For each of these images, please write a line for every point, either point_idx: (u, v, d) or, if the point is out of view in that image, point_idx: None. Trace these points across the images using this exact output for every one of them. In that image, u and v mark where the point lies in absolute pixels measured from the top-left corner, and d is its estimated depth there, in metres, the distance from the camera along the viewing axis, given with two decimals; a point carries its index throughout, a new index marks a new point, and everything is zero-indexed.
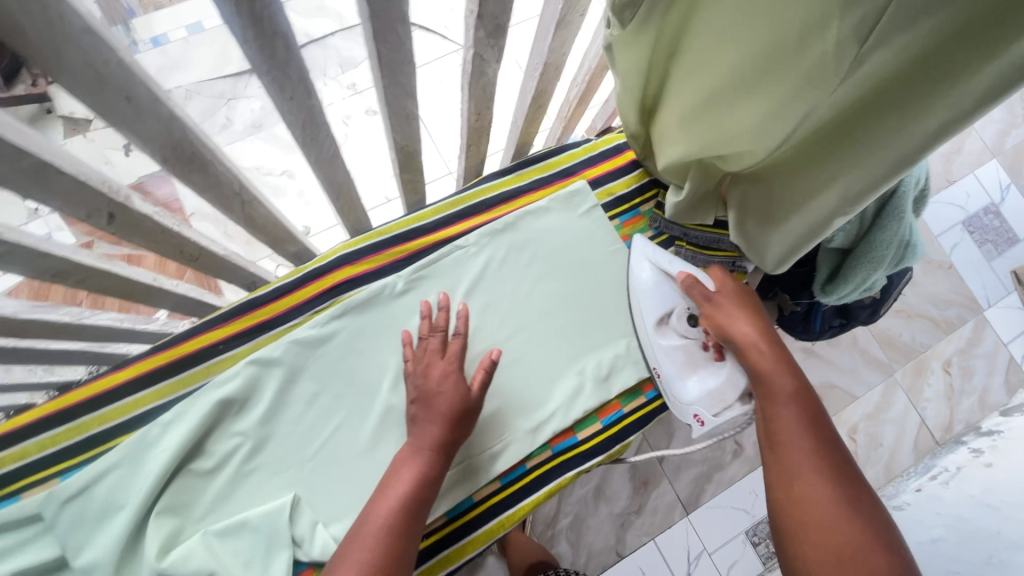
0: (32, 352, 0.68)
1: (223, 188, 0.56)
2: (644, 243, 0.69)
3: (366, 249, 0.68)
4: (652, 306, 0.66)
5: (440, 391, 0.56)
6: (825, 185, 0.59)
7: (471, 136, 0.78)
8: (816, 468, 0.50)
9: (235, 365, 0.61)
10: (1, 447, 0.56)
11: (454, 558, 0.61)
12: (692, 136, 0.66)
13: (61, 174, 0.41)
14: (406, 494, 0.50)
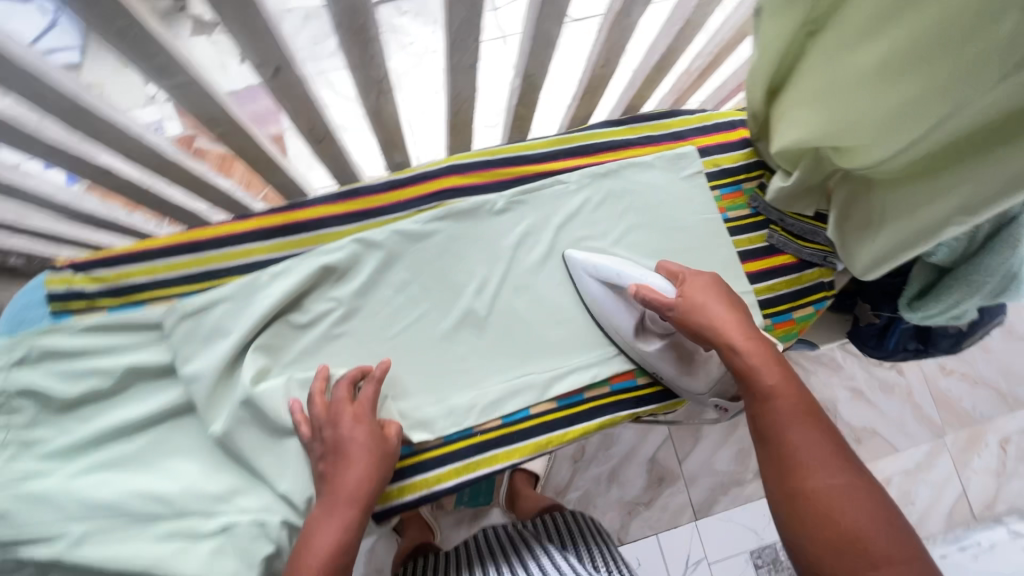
0: (159, 196, 0.75)
1: (371, 70, 0.60)
2: (584, 257, 0.67)
3: (476, 164, 0.71)
4: (622, 319, 0.64)
5: (352, 441, 0.55)
6: (943, 197, 0.58)
7: (592, 82, 0.79)
8: (815, 444, 0.50)
9: (343, 239, 0.66)
10: (134, 261, 0.62)
11: (459, 474, 0.62)
12: (809, 125, 0.65)
13: (259, 11, 0.46)
14: (342, 536, 0.52)
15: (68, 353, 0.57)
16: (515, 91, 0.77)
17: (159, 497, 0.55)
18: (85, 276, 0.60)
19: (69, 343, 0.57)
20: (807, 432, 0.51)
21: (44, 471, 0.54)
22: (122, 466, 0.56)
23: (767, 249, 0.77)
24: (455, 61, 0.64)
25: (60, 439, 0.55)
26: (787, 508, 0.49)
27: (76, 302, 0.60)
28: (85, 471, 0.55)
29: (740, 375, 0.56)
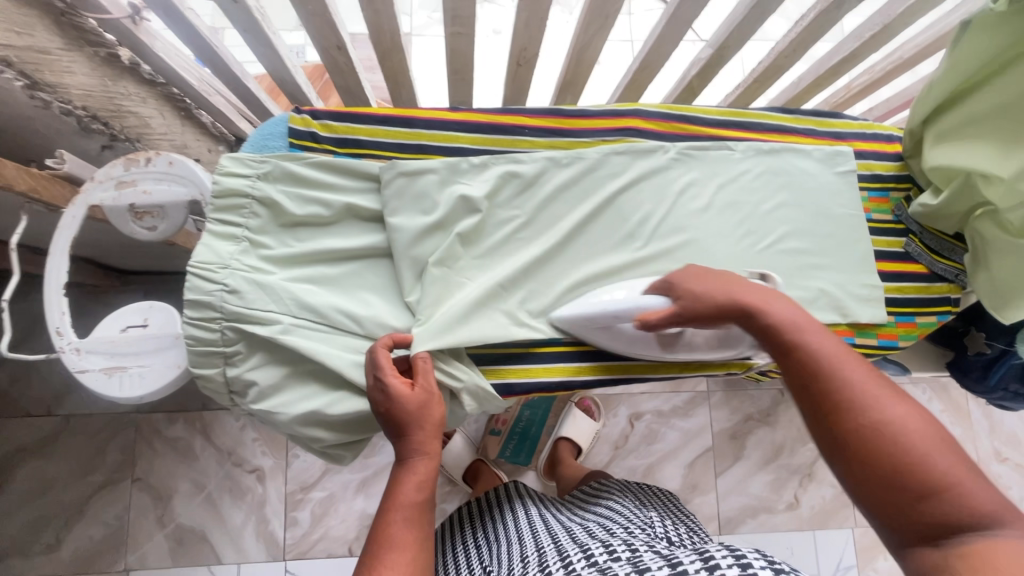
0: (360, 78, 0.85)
1: (607, 3, 0.68)
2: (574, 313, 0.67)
3: (657, 113, 0.78)
4: (642, 345, 0.68)
5: (392, 408, 0.57)
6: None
7: (768, 69, 0.86)
8: (858, 379, 0.49)
9: (535, 148, 0.73)
10: (358, 121, 0.70)
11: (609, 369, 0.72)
12: (973, 147, 0.70)
13: None
14: (414, 491, 0.56)
15: (298, 179, 0.65)
16: (700, 61, 0.84)
17: (351, 318, 0.62)
18: (320, 124, 0.69)
19: (302, 169, 0.65)
20: (842, 375, 0.49)
21: (265, 271, 0.62)
22: (323, 286, 0.64)
23: (901, 255, 0.81)
24: (674, 14, 0.72)
25: (278, 249, 0.64)
26: (833, 451, 0.48)
27: (308, 142, 0.69)
28: (294, 279, 0.63)
29: (767, 332, 0.56)
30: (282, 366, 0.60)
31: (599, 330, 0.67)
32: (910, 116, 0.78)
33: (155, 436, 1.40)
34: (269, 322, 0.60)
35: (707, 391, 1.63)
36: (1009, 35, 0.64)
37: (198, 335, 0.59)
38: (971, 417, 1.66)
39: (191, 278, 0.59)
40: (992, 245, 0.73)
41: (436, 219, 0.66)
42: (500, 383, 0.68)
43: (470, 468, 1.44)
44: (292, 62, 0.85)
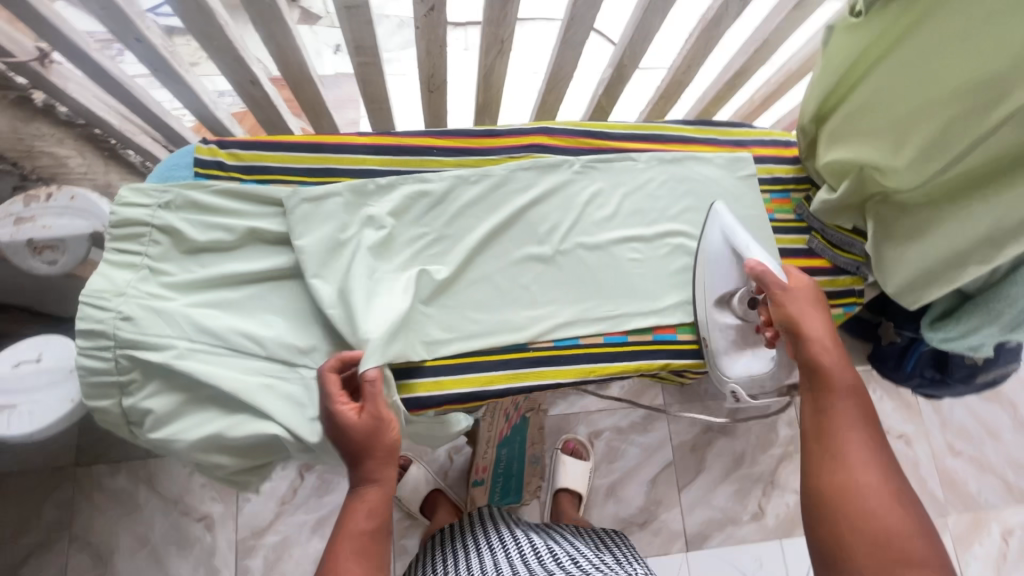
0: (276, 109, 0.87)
1: (500, 29, 0.72)
2: (723, 214, 0.75)
3: (562, 130, 0.82)
4: (718, 284, 0.74)
5: (352, 432, 0.58)
6: (951, 210, 0.70)
7: (670, 86, 0.92)
8: (873, 447, 0.60)
9: (442, 168, 0.75)
10: (265, 148, 0.72)
11: (498, 381, 0.69)
12: (858, 142, 0.76)
13: None
14: (363, 521, 0.56)
15: (199, 208, 0.66)
16: (604, 81, 0.89)
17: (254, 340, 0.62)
18: (227, 153, 0.71)
19: (204, 197, 0.66)
20: (867, 442, 0.60)
21: (163, 297, 0.62)
22: (227, 311, 0.64)
23: (805, 252, 0.86)
24: (567, 36, 0.77)
25: (179, 275, 0.64)
26: (831, 491, 0.57)
27: (214, 170, 0.70)
28: (195, 305, 0.63)
29: (814, 375, 0.66)
30: (180, 392, 0.60)
31: (717, 259, 0.74)
32: (800, 116, 0.84)
33: (95, 489, 1.25)
34: (166, 348, 0.59)
35: (665, 405, 1.63)
36: (864, 40, 0.69)
37: (91, 365, 0.59)
38: (922, 413, 1.69)
39: (88, 309, 0.59)
40: (891, 231, 0.79)
41: (339, 238, 0.67)
42: (411, 399, 0.67)
43: (427, 499, 1.41)
44: (210, 98, 0.87)
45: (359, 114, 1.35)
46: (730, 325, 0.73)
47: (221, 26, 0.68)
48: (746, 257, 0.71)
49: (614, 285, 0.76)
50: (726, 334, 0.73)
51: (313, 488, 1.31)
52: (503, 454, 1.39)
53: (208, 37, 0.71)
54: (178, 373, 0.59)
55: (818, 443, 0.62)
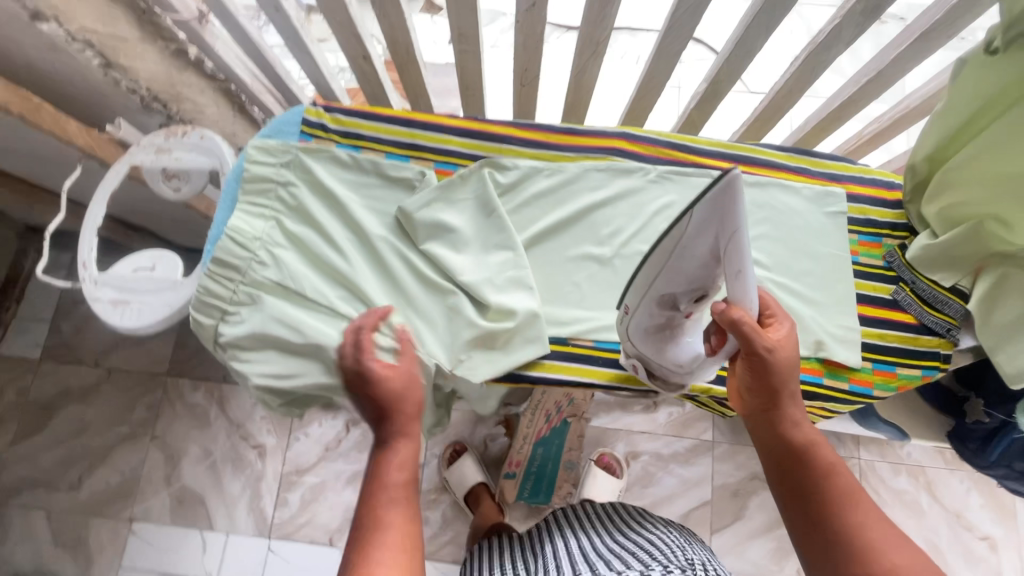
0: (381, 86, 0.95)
1: (597, 30, 0.74)
2: (724, 196, 0.46)
3: (646, 138, 0.82)
4: (674, 282, 0.55)
5: (385, 387, 0.58)
6: None
7: (767, 109, 0.88)
8: (867, 521, 0.52)
9: (519, 157, 0.78)
10: (364, 117, 0.79)
11: (538, 368, 0.71)
12: (984, 190, 0.70)
13: None
14: (400, 468, 0.53)
15: (319, 173, 0.73)
16: (697, 95, 0.87)
17: (348, 299, 0.69)
18: (330, 117, 0.78)
19: (325, 168, 0.74)
20: (856, 516, 0.52)
21: (281, 245, 0.70)
22: (318, 260, 0.71)
23: (889, 302, 0.78)
24: (663, 45, 0.76)
25: (296, 226, 0.71)
26: None
27: (317, 131, 0.78)
28: (304, 257, 0.71)
29: (780, 443, 0.58)
30: (276, 328, 0.66)
31: (685, 255, 0.52)
32: (912, 154, 0.77)
33: (178, 399, 1.40)
34: (278, 290, 0.68)
35: (712, 441, 1.55)
36: (1011, 74, 0.63)
37: (212, 288, 0.67)
38: (1018, 519, 1.47)
39: (225, 243, 0.68)
40: (1020, 291, 0.71)
41: (436, 218, 0.73)
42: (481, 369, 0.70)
43: (472, 491, 1.43)
44: (328, 68, 0.96)
45: None
46: (658, 313, 0.59)
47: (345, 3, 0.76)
48: (735, 294, 0.53)
49: None
50: (650, 321, 0.60)
51: (355, 442, 1.39)
52: (538, 453, 1.41)
53: (332, 12, 0.79)
54: (279, 312, 0.66)
55: (802, 533, 0.55)
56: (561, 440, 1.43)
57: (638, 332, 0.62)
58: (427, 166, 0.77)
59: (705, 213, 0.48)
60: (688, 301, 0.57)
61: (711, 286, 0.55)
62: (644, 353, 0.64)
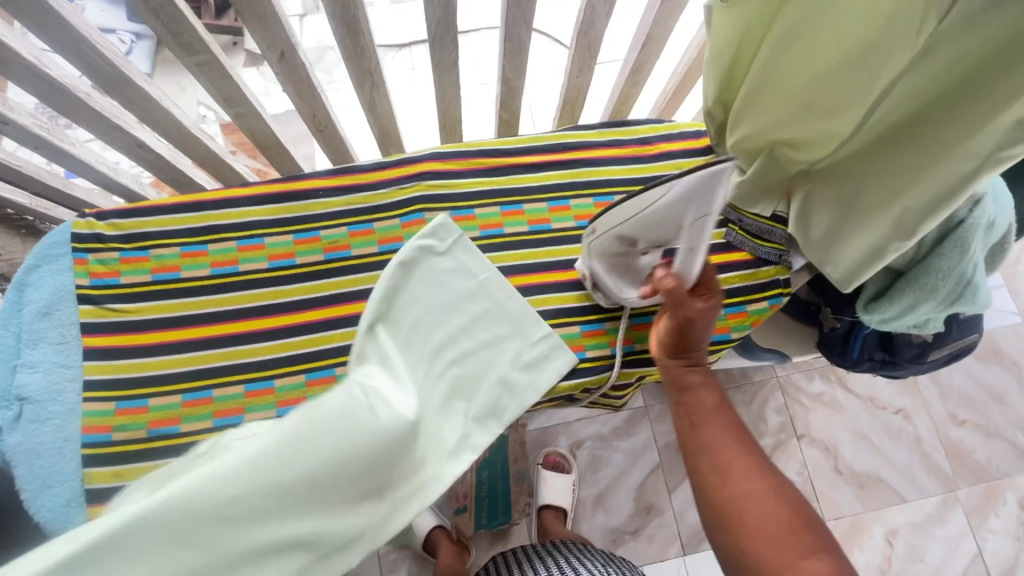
0: (174, 169, 0.87)
1: (363, 61, 0.70)
2: (714, 178, 0.53)
3: (457, 153, 0.80)
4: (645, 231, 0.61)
5: None
6: (887, 169, 0.66)
7: (570, 93, 0.90)
8: (726, 448, 0.55)
9: (330, 209, 0.74)
10: (147, 214, 0.70)
11: None
12: (772, 112, 0.73)
13: (271, 11, 0.58)
14: None
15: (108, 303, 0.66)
16: (499, 96, 0.86)
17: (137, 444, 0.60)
18: (106, 224, 0.69)
19: (111, 296, 0.67)
20: (720, 432, 0.56)
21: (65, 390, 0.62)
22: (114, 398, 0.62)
23: (725, 245, 0.81)
24: (438, 63, 0.74)
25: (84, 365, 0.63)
26: (714, 523, 0.52)
27: (93, 244, 0.68)
28: (115, 386, 0.63)
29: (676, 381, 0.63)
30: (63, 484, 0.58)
31: (664, 220, 0.58)
32: (703, 103, 0.81)
33: None
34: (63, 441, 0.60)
35: (645, 406, 1.58)
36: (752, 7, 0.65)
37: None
38: (919, 385, 1.62)
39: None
40: (829, 198, 0.75)
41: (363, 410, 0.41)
42: None
43: (427, 538, 1.33)
44: (109, 165, 0.87)
45: (307, 152, 1.36)
46: (620, 248, 0.65)
47: (80, 99, 0.68)
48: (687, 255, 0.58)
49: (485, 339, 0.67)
50: (610, 251, 0.66)
51: None
52: (483, 478, 1.42)
53: (73, 110, 0.70)
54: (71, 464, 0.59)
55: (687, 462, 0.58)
56: (504, 454, 1.45)
57: (598, 253, 0.67)
58: (230, 246, 0.70)
59: (689, 185, 0.54)
60: (649, 245, 0.63)
61: (675, 241, 0.60)
62: (596, 271, 0.69)
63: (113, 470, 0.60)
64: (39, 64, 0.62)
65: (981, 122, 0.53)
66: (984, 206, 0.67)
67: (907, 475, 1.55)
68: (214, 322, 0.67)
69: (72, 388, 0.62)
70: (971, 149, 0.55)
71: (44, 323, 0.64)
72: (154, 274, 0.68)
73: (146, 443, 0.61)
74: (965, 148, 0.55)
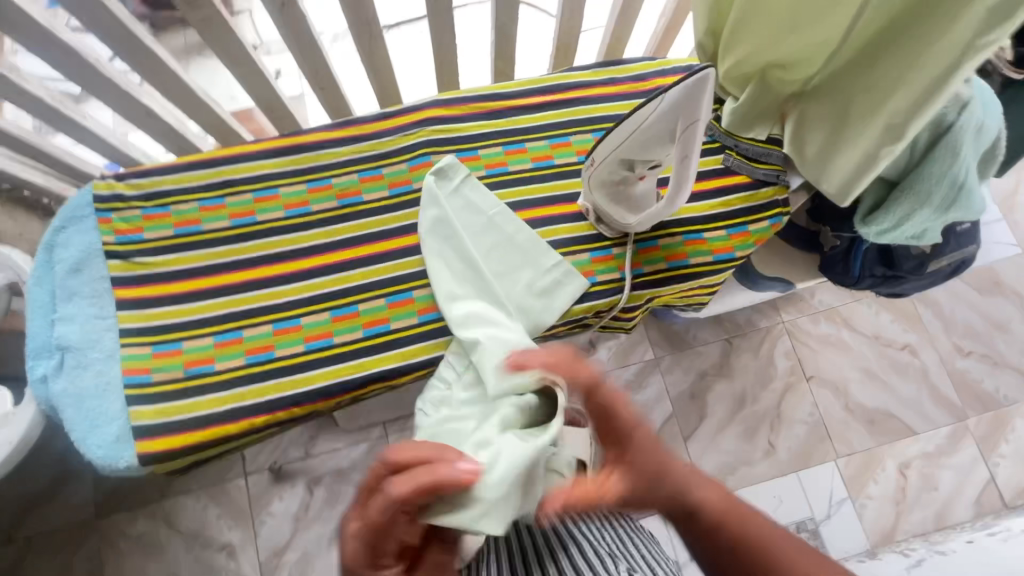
0: (181, 138, 0.89)
1: (361, 10, 0.72)
2: (699, 86, 0.53)
3: (457, 99, 0.81)
4: (640, 149, 0.62)
5: None
6: (877, 77, 0.68)
7: (563, 37, 0.91)
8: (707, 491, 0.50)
9: (337, 158, 0.76)
10: (162, 174, 0.72)
11: (419, 353, 0.69)
12: (757, 38, 0.73)
13: None
14: None
15: (133, 256, 0.69)
16: (494, 42, 0.88)
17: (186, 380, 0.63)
18: (126, 185, 0.72)
19: (137, 251, 0.69)
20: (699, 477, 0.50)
21: (100, 337, 0.65)
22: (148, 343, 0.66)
23: (722, 171, 0.82)
24: (433, 8, 0.76)
25: (116, 313, 0.66)
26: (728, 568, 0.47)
27: (115, 204, 0.71)
28: (150, 332, 0.66)
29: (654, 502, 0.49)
30: (113, 420, 0.62)
31: (657, 136, 0.59)
32: (693, 34, 0.82)
33: (119, 537, 1.26)
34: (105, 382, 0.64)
35: (655, 359, 1.60)
36: None
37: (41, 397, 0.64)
38: (923, 320, 1.64)
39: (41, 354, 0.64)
40: (821, 115, 0.77)
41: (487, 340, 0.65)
42: (366, 375, 0.67)
43: None
44: (119, 139, 0.89)
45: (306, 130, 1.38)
46: (619, 171, 0.67)
47: (92, 63, 0.70)
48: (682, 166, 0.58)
49: (498, 270, 0.72)
50: (609, 177, 0.68)
51: (324, 500, 1.31)
52: None
53: (84, 78, 0.72)
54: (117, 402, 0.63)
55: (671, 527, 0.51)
56: None
57: (597, 182, 0.70)
58: (246, 198, 0.73)
59: (671, 101, 0.54)
60: (645, 168, 0.65)
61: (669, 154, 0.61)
62: (598, 201, 0.72)
63: (156, 408, 0.63)
64: (52, 28, 0.64)
65: (965, 10, 0.56)
66: (973, 108, 0.71)
67: (916, 409, 1.58)
68: (236, 270, 0.70)
69: (109, 336, 0.65)
70: (959, 37, 0.58)
71: (76, 279, 0.67)
72: (175, 229, 0.71)
73: (183, 381, 0.64)
74: (953, 38, 0.58)
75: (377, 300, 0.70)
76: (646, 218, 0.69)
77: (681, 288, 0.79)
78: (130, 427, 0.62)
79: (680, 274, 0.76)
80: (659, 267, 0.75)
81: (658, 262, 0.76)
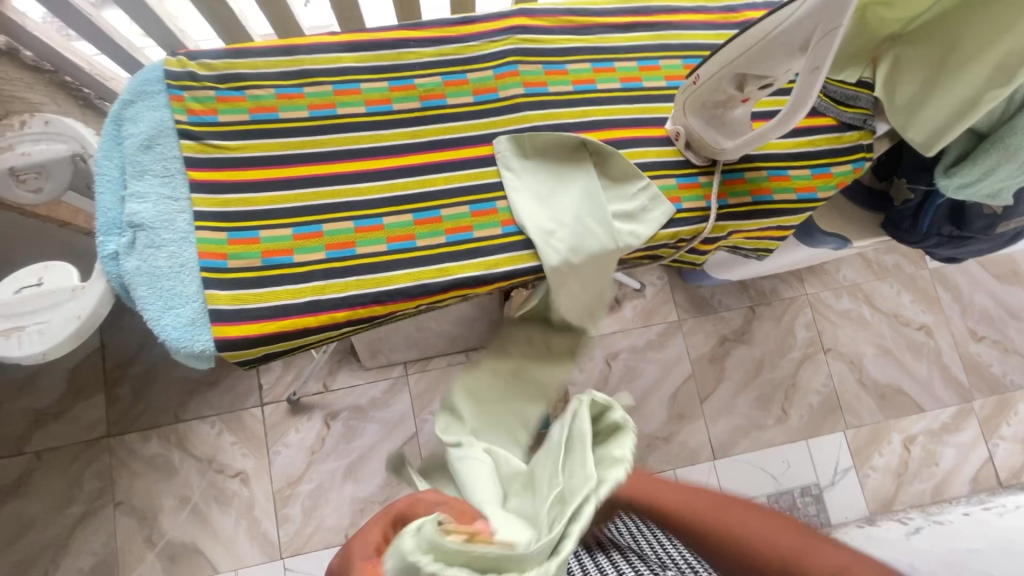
0: (239, 30, 0.83)
1: None
2: None
3: (545, 10, 0.77)
4: (757, 64, 0.59)
5: None
6: (988, 19, 0.66)
7: None
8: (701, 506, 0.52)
9: (420, 59, 0.72)
10: (236, 57, 0.68)
11: (503, 264, 0.67)
12: None
13: None
14: None
15: (206, 138, 0.65)
16: None
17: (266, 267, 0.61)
18: (199, 65, 0.67)
19: (212, 134, 0.66)
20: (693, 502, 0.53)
21: (171, 218, 0.62)
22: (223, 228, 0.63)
23: (809, 111, 0.80)
24: None
25: (186, 195, 0.63)
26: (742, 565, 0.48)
27: (187, 82, 0.66)
28: (225, 218, 0.63)
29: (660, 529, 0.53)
30: (185, 301, 0.60)
31: (782, 46, 0.56)
32: None
33: (130, 457, 1.15)
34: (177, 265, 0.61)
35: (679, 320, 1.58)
36: None
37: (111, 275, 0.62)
38: (942, 303, 1.61)
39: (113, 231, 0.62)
40: (918, 59, 0.75)
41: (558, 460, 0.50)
42: (448, 282, 0.65)
43: None
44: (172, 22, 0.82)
45: None
46: (724, 89, 0.64)
47: None
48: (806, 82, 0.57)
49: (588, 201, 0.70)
50: (711, 96, 0.66)
51: (340, 435, 1.20)
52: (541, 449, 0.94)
53: None
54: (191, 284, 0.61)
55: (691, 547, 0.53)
56: None
57: (696, 102, 0.67)
58: (325, 91, 0.69)
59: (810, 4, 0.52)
60: (755, 86, 0.63)
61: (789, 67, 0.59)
62: (691, 124, 0.70)
63: (233, 293, 0.61)
64: None
65: None
66: None
67: (926, 386, 1.57)
68: (313, 163, 0.66)
69: (182, 218, 0.63)
70: None
71: (146, 156, 0.64)
72: (251, 114, 0.67)
73: (261, 270, 0.62)
74: None
75: (460, 207, 0.67)
76: (743, 142, 0.67)
77: (762, 226, 0.78)
78: (206, 311, 0.60)
79: (761, 210, 0.76)
80: (741, 201, 0.75)
81: (741, 196, 0.75)
